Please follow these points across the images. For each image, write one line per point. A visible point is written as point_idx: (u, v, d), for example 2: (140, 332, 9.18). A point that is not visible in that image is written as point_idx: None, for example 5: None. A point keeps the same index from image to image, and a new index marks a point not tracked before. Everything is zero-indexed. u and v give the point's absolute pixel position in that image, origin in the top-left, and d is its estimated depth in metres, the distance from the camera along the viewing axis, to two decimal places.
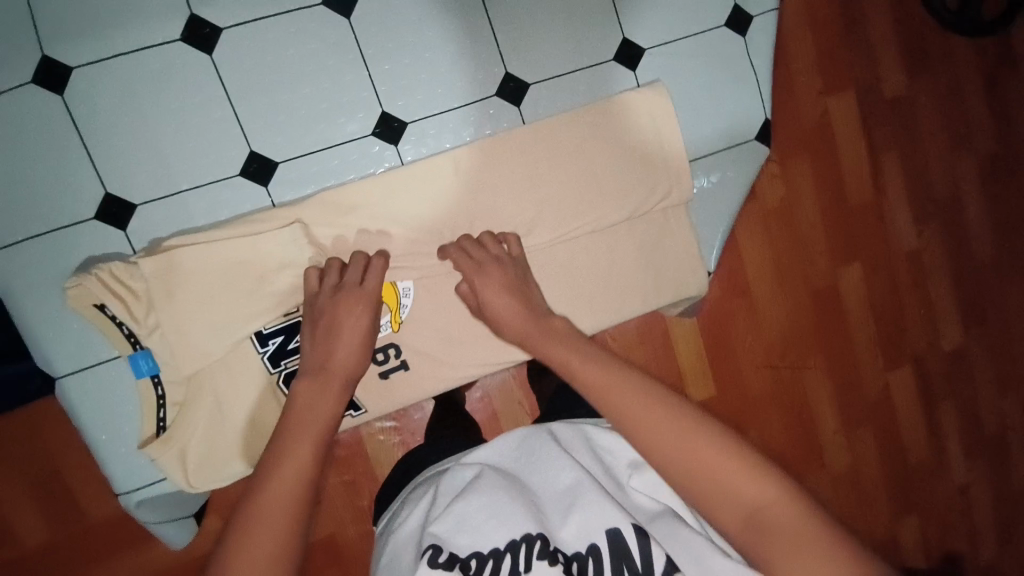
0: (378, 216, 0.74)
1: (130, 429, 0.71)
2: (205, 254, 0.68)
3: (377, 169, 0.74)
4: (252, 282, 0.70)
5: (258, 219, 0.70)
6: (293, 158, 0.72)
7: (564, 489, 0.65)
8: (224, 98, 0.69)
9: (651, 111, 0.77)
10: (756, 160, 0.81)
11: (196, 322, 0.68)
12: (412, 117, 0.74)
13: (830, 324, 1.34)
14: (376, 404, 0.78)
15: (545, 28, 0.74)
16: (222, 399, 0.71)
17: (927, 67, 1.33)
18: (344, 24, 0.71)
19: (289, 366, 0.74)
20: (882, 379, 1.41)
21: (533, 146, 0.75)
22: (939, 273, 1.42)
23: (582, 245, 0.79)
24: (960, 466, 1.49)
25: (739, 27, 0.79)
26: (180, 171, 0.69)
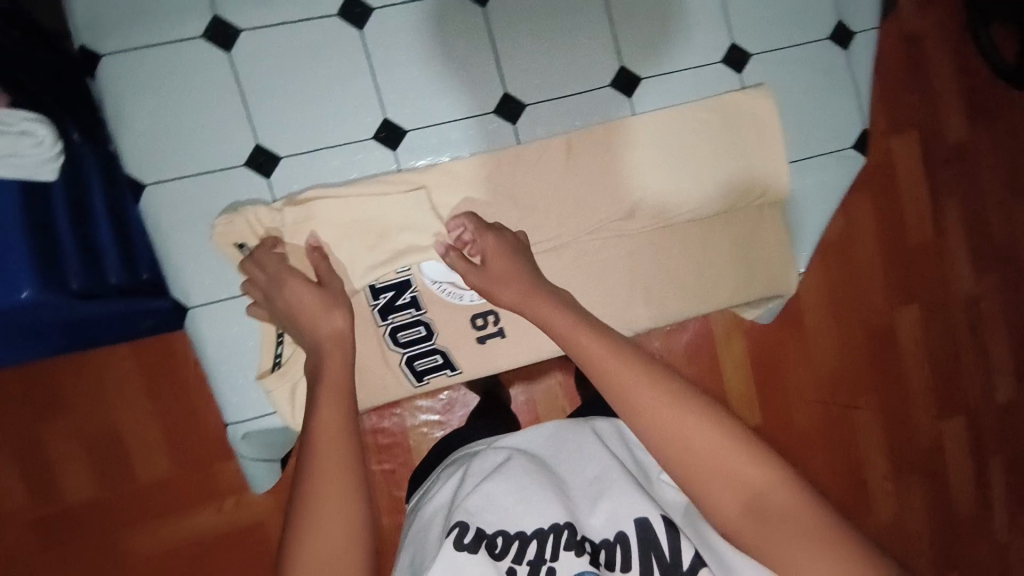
0: (486, 191, 0.79)
1: (248, 362, 0.77)
2: (335, 208, 0.75)
3: (495, 144, 0.79)
4: (374, 238, 0.77)
5: (386, 181, 0.76)
6: (422, 127, 0.78)
7: (592, 478, 0.71)
8: (366, 70, 0.76)
9: (754, 111, 0.81)
10: (853, 169, 0.85)
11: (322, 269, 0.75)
12: (530, 99, 0.79)
13: (881, 361, 1.34)
14: (471, 367, 0.82)
15: (662, 28, 0.80)
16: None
17: (991, 118, 1.34)
18: (479, 12, 0.77)
19: (396, 320, 0.79)
20: (934, 430, 1.39)
21: (627, 142, 0.80)
22: (996, 323, 1.40)
23: (664, 242, 0.83)
24: (1005, 525, 1.44)
25: (842, 41, 0.84)
26: (322, 130, 0.76)
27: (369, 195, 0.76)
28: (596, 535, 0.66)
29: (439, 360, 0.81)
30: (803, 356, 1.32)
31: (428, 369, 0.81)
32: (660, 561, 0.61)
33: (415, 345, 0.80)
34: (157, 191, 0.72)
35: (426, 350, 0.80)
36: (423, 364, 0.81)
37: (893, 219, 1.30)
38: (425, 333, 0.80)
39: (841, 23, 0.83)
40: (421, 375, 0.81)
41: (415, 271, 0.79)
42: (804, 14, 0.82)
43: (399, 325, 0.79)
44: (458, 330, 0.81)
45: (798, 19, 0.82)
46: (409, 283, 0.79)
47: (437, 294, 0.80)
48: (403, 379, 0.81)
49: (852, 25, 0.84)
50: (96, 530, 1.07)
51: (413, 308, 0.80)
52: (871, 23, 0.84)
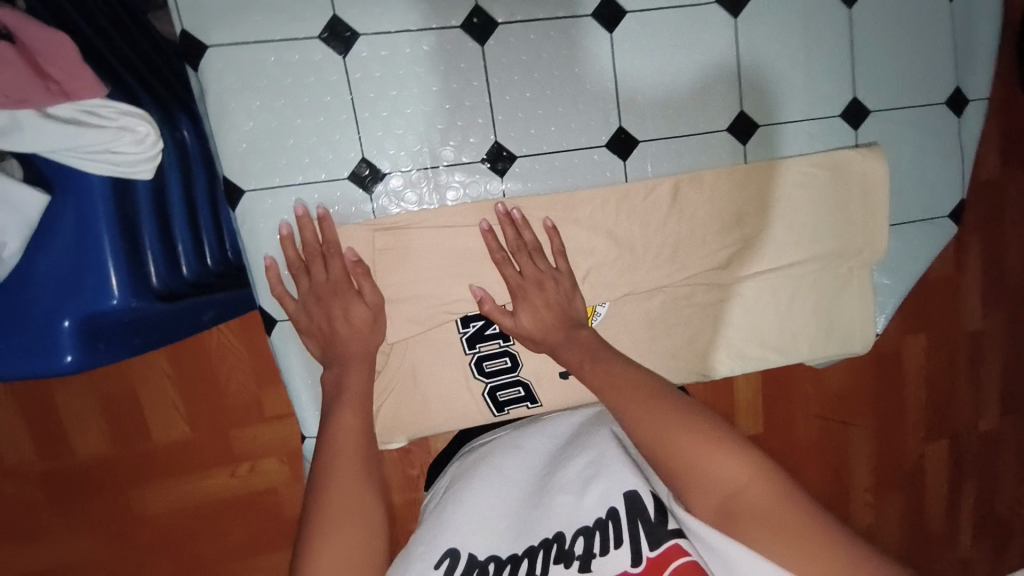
0: (585, 224, 0.75)
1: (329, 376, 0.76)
2: (438, 235, 0.72)
3: (603, 180, 0.77)
4: (469, 275, 0.74)
5: (488, 208, 0.73)
6: (531, 155, 0.74)
7: (587, 461, 0.67)
8: (482, 88, 0.72)
9: (865, 170, 0.79)
10: (944, 236, 0.85)
11: (416, 300, 0.74)
12: (644, 136, 0.76)
13: (888, 392, 1.39)
14: (553, 401, 0.81)
15: (785, 74, 0.77)
16: (419, 368, 0.77)
17: None
18: (606, 38, 0.73)
19: (483, 350, 0.78)
20: (920, 451, 1.45)
21: (727, 191, 0.77)
22: (994, 361, 1.43)
23: (752, 298, 0.81)
24: (967, 544, 1.53)
25: (957, 107, 0.82)
26: (428, 148, 0.72)
27: (468, 226, 0.73)
28: (587, 519, 0.62)
29: (521, 392, 0.80)
30: (813, 380, 1.35)
31: (509, 401, 0.80)
32: (646, 525, 0.58)
33: (498, 376, 0.79)
34: (254, 199, 0.69)
35: (510, 382, 0.79)
36: (504, 396, 0.80)
37: None
38: (510, 365, 0.79)
39: (959, 87, 0.82)
40: (501, 407, 0.80)
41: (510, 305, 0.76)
42: (925, 74, 0.81)
43: (485, 355, 0.78)
44: (543, 364, 0.79)
45: (919, 79, 0.80)
46: None
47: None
48: (484, 409, 0.80)
49: (969, 91, 0.82)
50: (100, 490, 0.98)
51: (501, 339, 0.78)
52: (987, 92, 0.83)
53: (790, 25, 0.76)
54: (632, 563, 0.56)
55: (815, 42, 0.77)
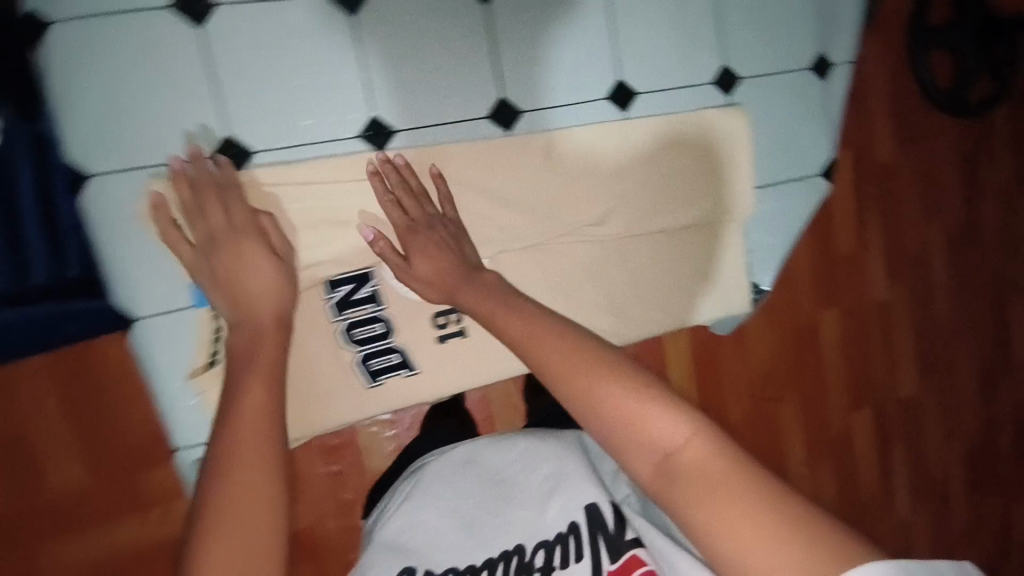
0: (466, 186, 0.74)
1: (177, 361, 0.71)
2: (294, 194, 0.69)
3: (481, 140, 0.75)
4: (331, 231, 0.71)
5: (347, 163, 0.70)
6: (413, 128, 0.73)
7: (547, 475, 0.73)
8: (354, 61, 0.70)
9: (728, 128, 0.83)
10: (818, 194, 0.91)
11: (281, 275, 0.69)
12: (526, 105, 0.76)
13: (811, 360, 1.42)
14: (430, 368, 0.78)
15: (659, 43, 0.80)
16: (284, 341, 0.72)
17: (918, 140, 1.41)
18: (475, 8, 0.73)
19: (352, 316, 0.74)
20: (845, 420, 1.51)
21: (600, 149, 0.78)
22: (903, 326, 1.53)
23: (631, 250, 0.82)
24: (905, 504, 1.63)
25: (821, 72, 0.87)
26: (301, 125, 0.69)
27: (326, 181, 0.70)
28: (549, 533, 0.68)
29: (396, 360, 0.76)
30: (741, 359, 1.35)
31: (384, 369, 0.76)
32: (606, 537, 0.65)
33: (371, 343, 0.75)
34: (104, 183, 0.65)
35: (384, 349, 0.75)
36: (378, 364, 0.76)
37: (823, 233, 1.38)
38: (384, 331, 0.75)
39: (822, 54, 0.87)
40: (375, 376, 0.76)
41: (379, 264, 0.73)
42: (790, 42, 0.85)
43: (355, 321, 0.74)
44: (417, 326, 0.76)
45: (784, 46, 0.85)
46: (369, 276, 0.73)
47: (399, 289, 0.74)
48: (356, 379, 0.75)
49: (831, 57, 0.88)
50: None
51: (372, 304, 0.74)
52: (847, 58, 0.89)
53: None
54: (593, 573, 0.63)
55: (684, 10, 0.80)
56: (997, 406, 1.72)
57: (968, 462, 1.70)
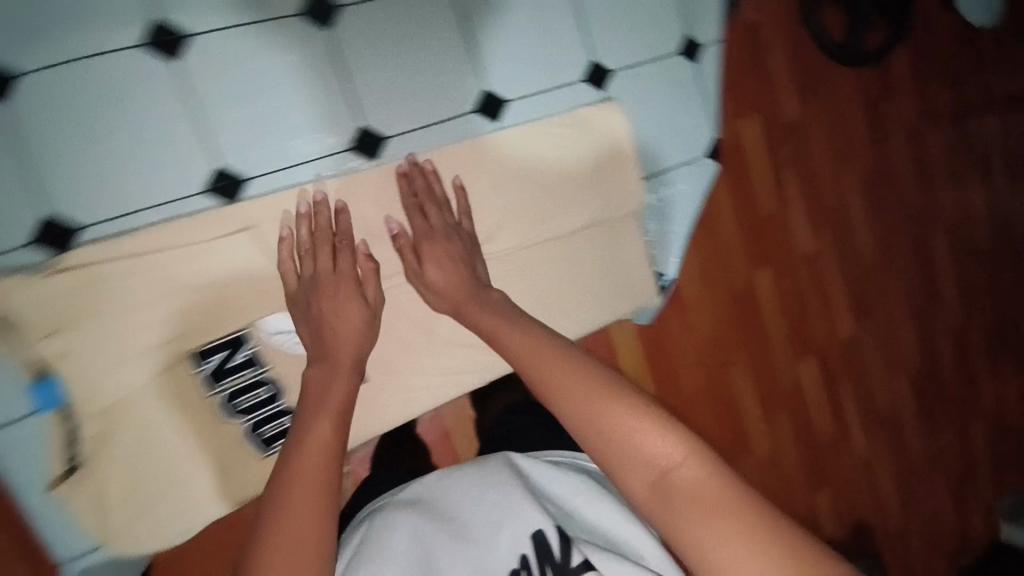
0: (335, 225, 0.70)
1: (33, 471, 0.64)
2: (132, 269, 0.63)
3: (345, 174, 0.70)
4: (187, 301, 0.66)
5: (197, 224, 0.65)
6: (263, 173, 0.68)
7: (492, 504, 0.69)
8: (186, 112, 0.64)
9: (607, 125, 0.81)
10: (709, 176, 0.91)
11: (134, 357, 0.65)
12: (391, 131, 0.72)
13: (747, 324, 1.44)
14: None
15: (523, 47, 0.77)
16: (155, 424, 0.68)
17: (819, 96, 1.43)
18: (319, 36, 0.68)
19: (230, 385, 0.71)
20: (793, 370, 1.53)
21: (477, 163, 0.75)
22: (834, 275, 1.55)
23: (525, 263, 0.81)
24: (861, 440, 1.67)
25: (691, 55, 0.87)
26: (138, 189, 0.64)
27: (175, 248, 0.65)
28: (500, 567, 0.64)
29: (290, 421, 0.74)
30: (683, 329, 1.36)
31: (278, 434, 0.74)
32: (553, 566, 0.63)
33: (258, 409, 0.72)
34: None
35: (275, 412, 0.73)
36: (270, 430, 0.73)
37: (747, 197, 1.37)
38: (271, 394, 0.72)
39: (688, 36, 0.87)
40: (268, 442, 0.74)
41: (250, 326, 0.69)
42: (656, 28, 0.84)
43: (235, 389, 0.71)
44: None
45: (651, 33, 0.84)
46: (243, 341, 0.70)
47: (279, 348, 0.71)
48: (247, 450, 0.73)
49: (699, 38, 0.87)
50: None
51: (251, 368, 0.71)
52: (713, 37, 0.88)
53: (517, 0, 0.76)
54: None
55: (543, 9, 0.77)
56: (934, 339, 1.76)
57: (916, 391, 1.74)
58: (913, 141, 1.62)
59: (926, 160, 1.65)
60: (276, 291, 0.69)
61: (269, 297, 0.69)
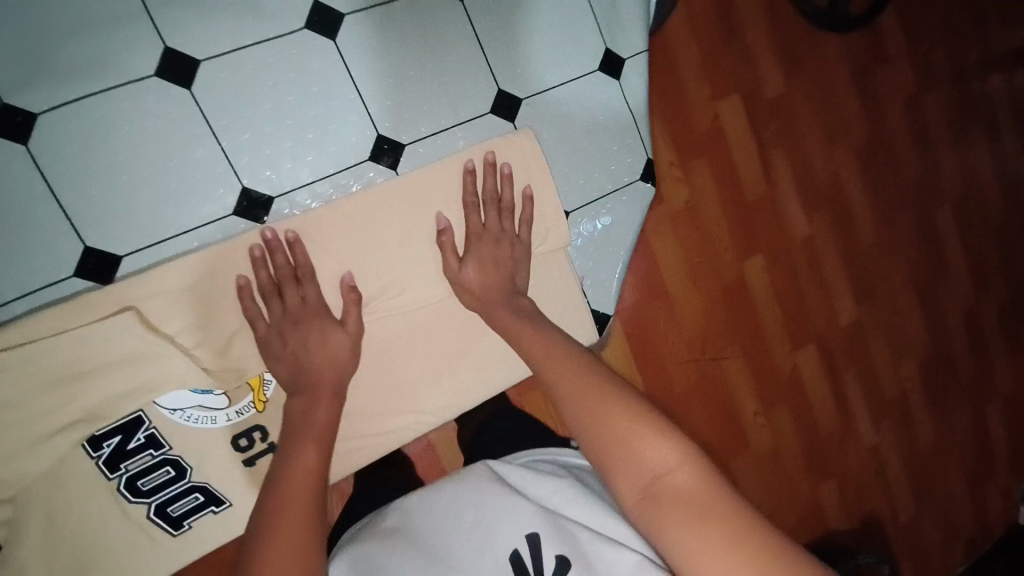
0: (223, 290, 0.66)
1: None
2: (39, 351, 0.59)
3: (223, 234, 0.67)
4: (84, 386, 0.61)
5: (84, 304, 0.61)
6: (137, 250, 0.64)
7: (471, 523, 0.61)
8: (47, 194, 0.60)
9: (518, 152, 0.75)
10: (645, 199, 0.85)
11: (23, 452, 0.60)
12: (279, 190, 0.68)
13: (744, 314, 1.23)
14: (242, 495, 0.72)
15: (417, 85, 0.72)
16: (57, 515, 0.64)
17: (801, 66, 1.26)
18: (186, 97, 0.64)
19: (131, 468, 0.67)
20: (790, 360, 1.31)
21: (369, 207, 0.70)
22: (831, 255, 1.34)
23: (437, 311, 0.76)
24: (868, 431, 1.43)
25: (613, 70, 0.80)
26: (5, 277, 0.60)
27: (71, 327, 0.60)
28: None
29: (200, 497, 0.70)
30: (671, 322, 1.17)
31: (188, 512, 0.70)
32: None
33: (163, 489, 0.68)
34: None
35: (182, 490, 0.69)
36: (179, 507, 0.70)
37: (729, 175, 1.18)
38: (177, 472, 0.69)
39: (608, 50, 0.80)
40: (178, 521, 0.70)
41: (145, 406, 0.65)
42: (569, 47, 0.78)
43: (137, 472, 0.67)
44: (214, 458, 0.70)
45: (563, 52, 0.78)
46: (140, 422, 0.66)
47: (179, 424, 0.67)
48: (155, 532, 0.69)
49: (621, 51, 0.81)
50: None
51: (154, 449, 0.67)
52: (638, 46, 0.81)
53: (403, 35, 0.71)
54: None
55: (434, 41, 0.72)
56: (950, 319, 1.53)
57: (930, 374, 1.51)
58: (914, 111, 1.43)
59: (929, 125, 1.46)
60: (174, 366, 0.64)
61: (166, 376, 0.64)
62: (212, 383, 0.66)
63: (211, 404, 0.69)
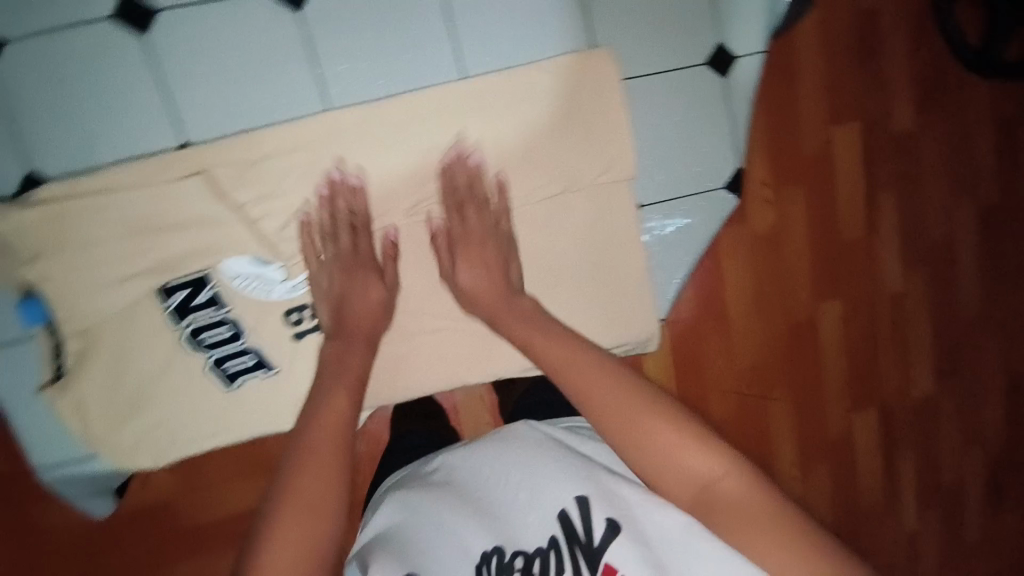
0: (296, 163, 0.69)
1: (27, 376, 0.71)
2: (118, 200, 0.66)
3: (297, 112, 0.68)
4: (152, 237, 0.67)
5: (161, 165, 0.66)
6: (221, 137, 0.67)
7: (516, 480, 0.65)
8: (153, 85, 0.65)
9: (597, 79, 0.72)
10: (726, 211, 0.79)
11: (103, 289, 0.67)
12: (364, 100, 0.69)
13: (805, 359, 1.10)
14: (290, 365, 0.75)
15: (514, 44, 0.71)
16: (122, 356, 0.71)
17: (945, 103, 1.07)
18: (291, 18, 0.66)
19: (196, 321, 0.71)
20: (846, 422, 1.17)
21: (441, 109, 0.70)
22: (922, 321, 1.17)
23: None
24: (911, 514, 1.26)
25: (720, 67, 0.75)
26: (105, 144, 0.66)
27: (155, 183, 0.66)
28: (528, 543, 0.59)
29: (252, 361, 0.74)
30: (722, 353, 1.07)
31: (240, 371, 0.74)
32: (581, 549, 0.57)
33: (221, 346, 0.72)
34: None
35: (235, 351, 0.73)
36: (233, 366, 0.74)
37: (825, 209, 1.04)
38: (233, 334, 0.72)
39: (721, 46, 0.74)
40: (233, 377, 0.74)
41: (212, 268, 0.69)
42: (681, 32, 0.73)
43: (201, 326, 0.71)
44: (268, 327, 0.73)
45: (675, 38, 0.73)
46: (206, 280, 0.70)
47: (241, 290, 0.71)
48: (212, 382, 0.74)
49: (734, 48, 0.74)
50: None
51: (214, 308, 0.71)
52: (755, 47, 0.74)
53: None
54: None
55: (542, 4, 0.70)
56: None
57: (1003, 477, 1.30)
58: None
59: None
60: (235, 233, 0.69)
61: (227, 241, 0.69)
62: (270, 256, 0.71)
63: (269, 276, 0.71)
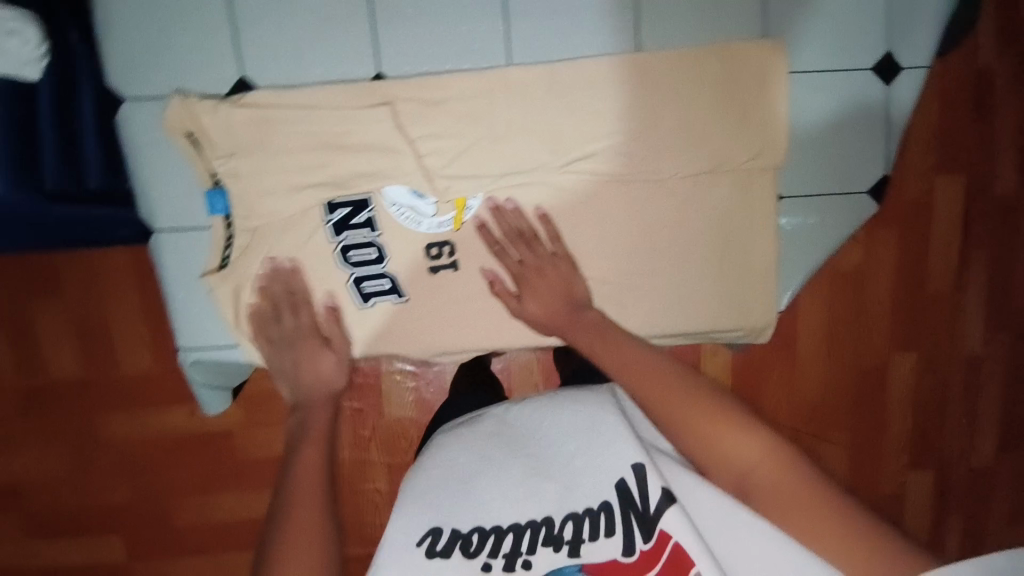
0: (470, 106, 0.74)
1: (195, 260, 0.78)
2: (310, 116, 0.73)
3: (479, 61, 0.74)
4: (334, 154, 0.74)
5: (355, 91, 0.73)
6: (410, 73, 0.73)
7: (573, 442, 0.66)
8: (364, 14, 0.71)
9: (765, 71, 0.74)
10: (863, 216, 0.81)
11: (282, 194, 0.75)
12: (542, 59, 0.74)
13: (880, 400, 1.08)
14: (419, 296, 0.80)
15: (691, 25, 0.74)
16: (280, 258, 0.77)
17: None
18: None
19: (349, 239, 0.77)
20: (899, 480, 1.12)
21: (604, 82, 0.74)
22: (993, 391, 1.11)
23: (632, 193, 0.78)
24: None
25: (885, 74, 0.76)
26: (310, 62, 0.73)
27: (345, 107, 0.73)
28: (577, 505, 0.61)
29: (388, 285, 0.79)
30: (786, 384, 1.06)
31: (376, 293, 0.79)
32: (637, 516, 0.58)
33: (364, 266, 0.78)
34: (135, 106, 0.73)
35: (376, 273, 0.78)
36: (370, 287, 0.79)
37: (918, 256, 1.02)
38: (377, 257, 0.78)
39: (889, 53, 0.76)
40: (367, 297, 0.79)
41: (375, 191, 0.76)
42: (854, 35, 0.75)
43: (352, 245, 0.77)
44: (410, 255, 0.78)
45: (846, 39, 0.75)
46: (367, 203, 0.76)
47: (394, 217, 0.77)
48: (349, 298, 0.79)
49: (902, 58, 0.76)
50: (71, 410, 1.03)
51: (369, 229, 0.77)
52: (922, 61, 0.76)
53: None
54: (624, 553, 0.57)
55: None
56: None
57: None
58: None
59: None
60: (403, 163, 0.74)
61: (395, 169, 0.75)
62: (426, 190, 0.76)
63: (422, 209, 0.77)
